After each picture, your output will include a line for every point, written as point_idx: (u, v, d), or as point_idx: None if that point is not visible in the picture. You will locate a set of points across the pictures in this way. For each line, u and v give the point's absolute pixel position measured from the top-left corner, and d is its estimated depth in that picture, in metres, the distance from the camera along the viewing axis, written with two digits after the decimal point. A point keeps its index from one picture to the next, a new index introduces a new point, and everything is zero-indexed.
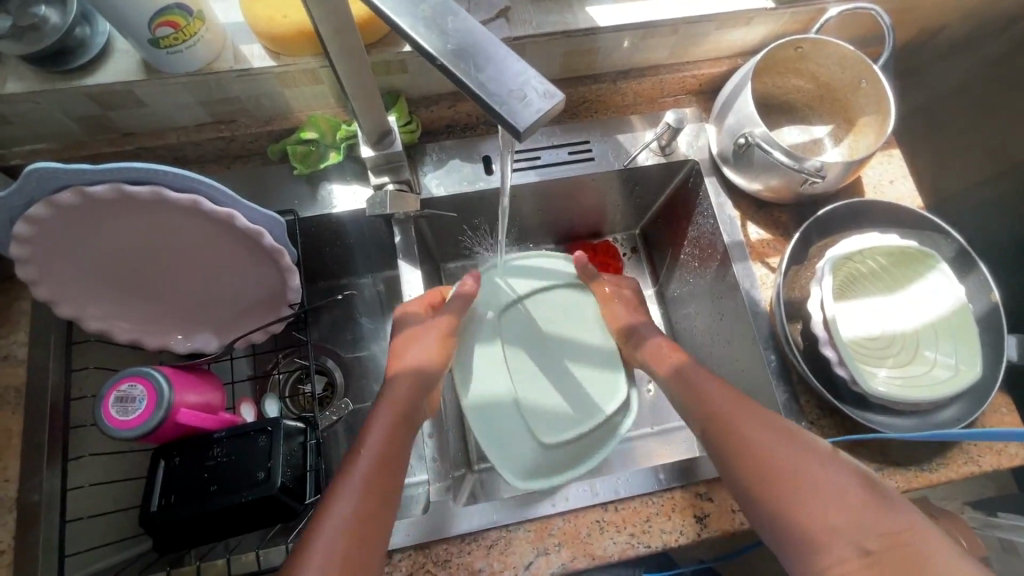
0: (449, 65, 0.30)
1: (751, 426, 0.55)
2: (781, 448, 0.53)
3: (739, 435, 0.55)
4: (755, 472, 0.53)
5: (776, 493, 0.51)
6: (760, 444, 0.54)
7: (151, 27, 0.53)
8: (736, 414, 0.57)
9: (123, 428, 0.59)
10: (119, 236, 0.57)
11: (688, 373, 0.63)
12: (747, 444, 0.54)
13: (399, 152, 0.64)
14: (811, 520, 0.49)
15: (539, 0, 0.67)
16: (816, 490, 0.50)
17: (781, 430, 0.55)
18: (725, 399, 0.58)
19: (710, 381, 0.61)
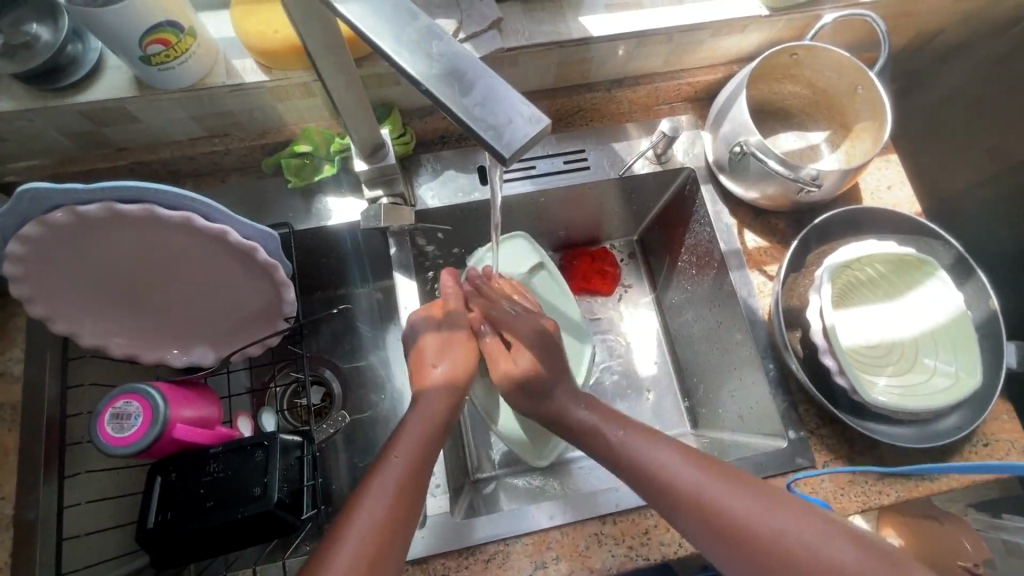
0: (434, 91, 0.30)
1: (711, 492, 0.52)
2: (748, 513, 0.50)
3: (700, 503, 0.52)
4: (723, 540, 0.50)
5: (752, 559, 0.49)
6: (724, 510, 0.51)
7: (143, 45, 0.53)
8: (689, 478, 0.53)
9: (118, 445, 0.58)
10: (112, 253, 0.57)
11: (619, 442, 0.59)
12: (709, 511, 0.51)
13: (393, 165, 0.64)
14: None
15: (532, 10, 0.66)
16: (801, 553, 0.47)
17: (749, 491, 0.52)
18: (677, 464, 0.55)
19: (635, 435, 0.59)
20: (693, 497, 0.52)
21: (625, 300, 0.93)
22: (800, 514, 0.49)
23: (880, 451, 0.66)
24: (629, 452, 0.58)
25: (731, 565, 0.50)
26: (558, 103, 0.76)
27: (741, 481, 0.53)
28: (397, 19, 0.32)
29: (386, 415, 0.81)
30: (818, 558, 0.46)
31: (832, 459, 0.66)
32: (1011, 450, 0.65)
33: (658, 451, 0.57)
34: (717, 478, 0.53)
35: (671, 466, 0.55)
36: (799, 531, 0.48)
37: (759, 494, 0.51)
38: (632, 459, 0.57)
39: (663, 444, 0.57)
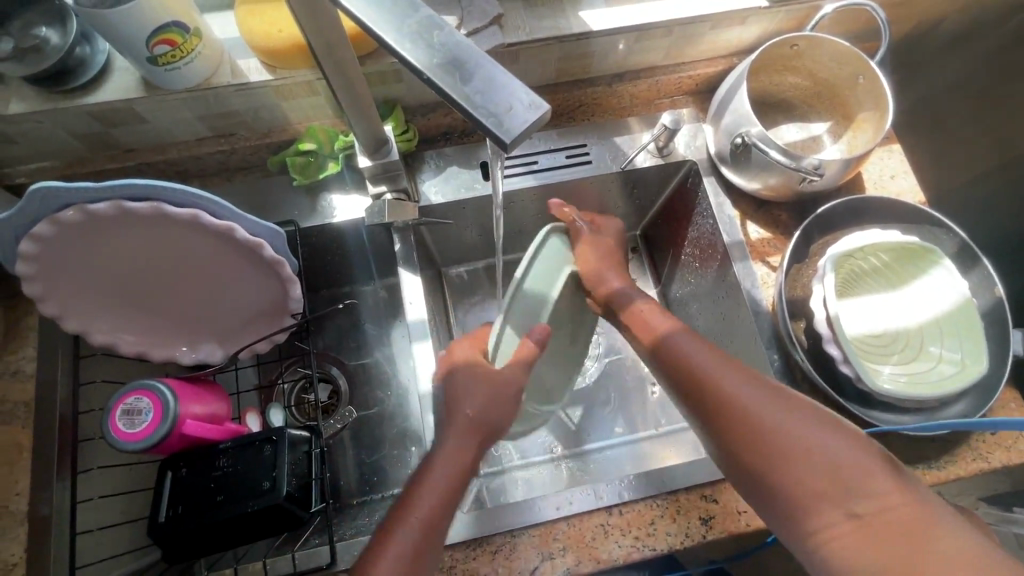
0: (435, 78, 0.31)
1: (740, 392, 0.52)
2: (771, 414, 0.51)
3: (726, 402, 0.52)
4: (739, 437, 0.51)
5: (765, 456, 0.50)
6: (747, 410, 0.51)
7: (149, 46, 0.54)
8: (722, 375, 0.54)
9: (129, 441, 0.59)
10: (122, 251, 0.58)
11: (667, 328, 0.59)
12: (732, 408, 0.52)
13: (396, 161, 0.64)
14: (801, 484, 0.48)
15: (532, 6, 0.67)
16: (815, 458, 0.48)
17: (773, 392, 0.52)
18: (714, 359, 0.55)
19: (685, 337, 0.58)
20: (721, 396, 0.53)
21: None
22: (821, 421, 0.50)
23: (887, 440, 0.66)
24: (672, 350, 0.58)
25: (742, 463, 0.51)
26: (559, 98, 0.76)
27: (768, 381, 0.53)
28: (398, 10, 0.32)
29: (392, 411, 0.81)
30: (825, 457, 0.48)
31: None
32: (1018, 439, 0.65)
33: (695, 351, 0.56)
34: (748, 378, 0.53)
35: (704, 359, 0.55)
36: (817, 436, 0.49)
37: (786, 398, 0.52)
38: (670, 353, 0.57)
39: (701, 343, 0.57)
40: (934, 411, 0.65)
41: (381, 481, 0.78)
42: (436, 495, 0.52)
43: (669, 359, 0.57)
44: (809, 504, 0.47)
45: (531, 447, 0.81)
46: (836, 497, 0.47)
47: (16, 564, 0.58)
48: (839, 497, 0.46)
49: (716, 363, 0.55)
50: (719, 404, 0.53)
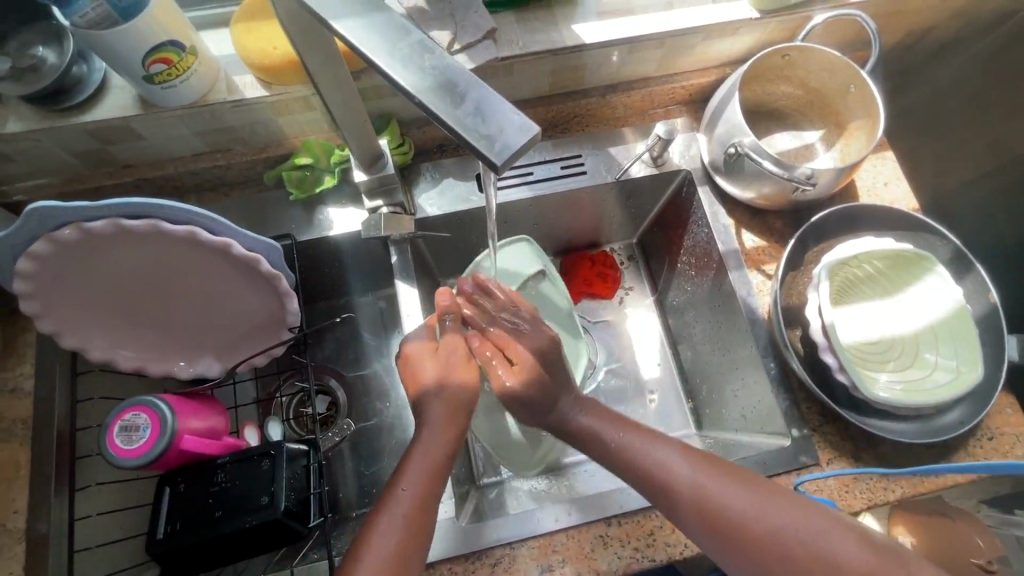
0: (427, 101, 0.31)
1: (721, 492, 0.52)
2: (755, 512, 0.51)
3: (707, 508, 0.52)
4: (726, 540, 0.51)
5: (753, 556, 0.50)
6: (731, 511, 0.51)
7: (145, 65, 0.54)
8: (700, 476, 0.54)
9: (127, 457, 0.59)
10: (119, 268, 0.58)
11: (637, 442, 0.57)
12: (731, 529, 0.51)
13: (392, 175, 0.65)
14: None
15: (526, 19, 0.67)
16: (804, 552, 0.48)
17: (763, 499, 0.52)
18: (695, 475, 0.54)
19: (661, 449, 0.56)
20: (700, 499, 0.52)
21: (627, 302, 0.94)
22: (801, 511, 0.50)
23: (884, 447, 0.66)
24: (627, 452, 0.57)
25: (733, 561, 0.51)
26: (553, 109, 0.77)
27: (755, 485, 0.53)
28: (389, 35, 0.33)
29: (390, 423, 0.81)
30: (831, 561, 0.48)
31: (836, 456, 0.66)
32: (1016, 444, 0.65)
33: (661, 452, 0.56)
34: (725, 475, 0.53)
35: (687, 474, 0.54)
36: (800, 529, 0.49)
37: (775, 497, 0.52)
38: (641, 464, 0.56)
39: (667, 443, 0.57)
40: (930, 417, 0.65)
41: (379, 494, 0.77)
42: (394, 531, 0.50)
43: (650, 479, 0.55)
44: None
45: None
46: None
47: None
48: None
49: (703, 475, 0.54)
50: (716, 526, 0.51)
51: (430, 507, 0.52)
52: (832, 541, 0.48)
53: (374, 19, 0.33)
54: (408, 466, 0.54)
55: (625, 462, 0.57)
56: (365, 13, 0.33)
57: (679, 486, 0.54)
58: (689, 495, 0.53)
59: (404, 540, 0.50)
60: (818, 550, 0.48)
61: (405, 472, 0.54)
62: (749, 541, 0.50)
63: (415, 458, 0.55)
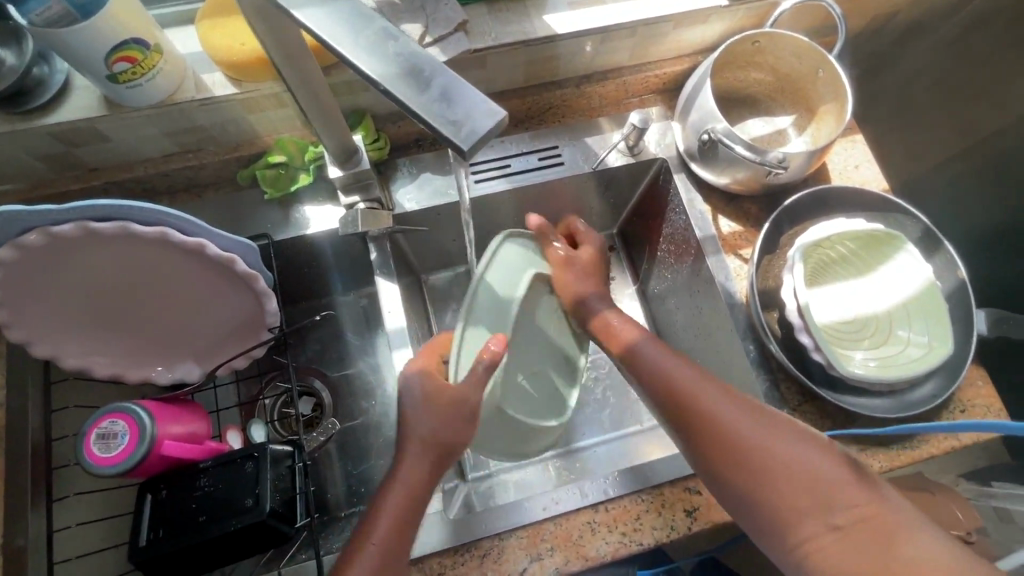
0: (391, 88, 0.31)
1: (726, 412, 0.54)
2: (754, 431, 0.53)
3: (712, 422, 0.54)
4: (724, 453, 0.53)
5: (747, 469, 0.52)
6: (733, 428, 0.53)
7: (108, 64, 0.53)
8: (711, 393, 0.56)
9: (105, 466, 0.58)
10: (89, 273, 0.57)
11: (656, 354, 0.61)
12: (718, 427, 0.54)
13: (367, 170, 0.64)
14: (784, 494, 0.50)
15: (497, 10, 0.67)
16: (795, 470, 0.50)
17: (756, 411, 0.54)
18: (699, 381, 0.57)
19: (675, 360, 0.60)
20: (707, 414, 0.55)
21: (609, 292, 0.94)
22: (797, 436, 0.52)
23: (862, 424, 0.67)
24: (649, 368, 0.60)
25: (727, 478, 0.53)
26: (529, 101, 0.77)
27: (752, 400, 0.56)
28: (351, 21, 0.33)
29: (376, 421, 0.81)
30: (807, 468, 0.50)
31: (816, 434, 0.67)
32: (987, 415, 0.67)
33: (677, 372, 0.58)
34: (732, 399, 0.55)
35: (692, 379, 0.57)
36: (797, 450, 0.51)
37: (769, 414, 0.54)
38: (657, 369, 0.59)
39: (681, 366, 0.59)
40: (903, 392, 0.67)
41: (368, 492, 0.77)
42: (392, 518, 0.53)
43: (658, 382, 0.59)
44: (793, 515, 0.49)
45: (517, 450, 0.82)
46: (818, 508, 0.48)
47: None
48: (821, 510, 0.48)
49: (705, 382, 0.57)
50: (706, 424, 0.54)
51: (423, 496, 0.55)
52: (825, 465, 0.50)
53: (334, 6, 0.33)
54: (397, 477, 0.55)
55: (648, 379, 0.60)
56: (326, 2, 0.33)
57: (681, 387, 0.57)
58: (688, 396, 0.56)
59: (399, 526, 0.53)
60: (804, 464, 0.50)
61: (394, 482, 0.55)
62: (748, 455, 0.52)
63: (407, 468, 0.56)
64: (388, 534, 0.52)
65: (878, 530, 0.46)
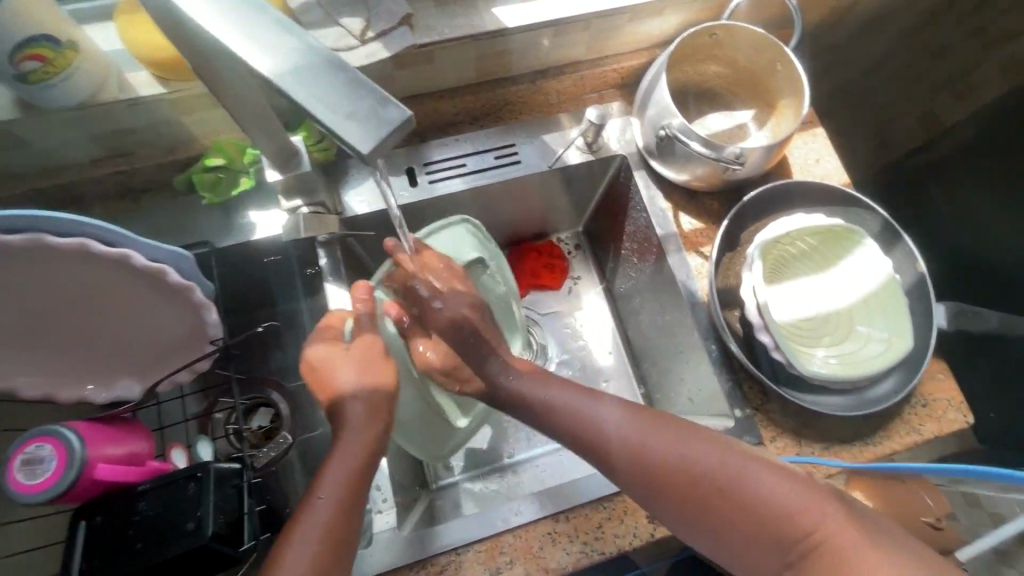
0: (285, 85, 0.28)
1: (668, 455, 0.50)
2: (705, 468, 0.48)
3: (658, 472, 0.49)
4: (679, 500, 0.49)
5: (705, 511, 0.48)
6: (682, 473, 0.49)
7: (15, 62, 0.49)
8: (649, 437, 0.51)
9: (30, 493, 0.54)
10: (4, 287, 0.53)
11: (571, 402, 0.55)
12: (662, 478, 0.49)
13: (309, 172, 0.61)
14: (748, 531, 0.47)
15: (443, 4, 0.64)
16: (750, 505, 0.46)
17: (694, 446, 0.50)
18: (623, 429, 0.52)
19: (595, 406, 0.54)
20: (651, 462, 0.50)
21: (576, 292, 0.92)
22: (744, 459, 0.48)
23: (826, 422, 0.66)
24: (569, 416, 0.54)
25: (689, 519, 0.49)
26: (483, 98, 0.75)
27: (685, 432, 0.51)
28: (249, 19, 0.31)
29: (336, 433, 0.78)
30: (761, 502, 0.46)
31: (779, 434, 0.66)
32: (948, 409, 0.67)
33: (606, 419, 0.53)
34: (675, 434, 0.51)
35: (618, 429, 0.52)
36: (750, 482, 0.47)
37: (708, 443, 0.50)
38: (577, 423, 0.53)
39: (608, 410, 0.53)
40: (865, 389, 0.66)
41: None
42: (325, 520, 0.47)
43: (582, 436, 0.53)
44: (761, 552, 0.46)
45: (482, 457, 0.80)
46: (781, 544, 0.45)
47: None
48: (784, 546, 0.45)
49: (634, 428, 0.52)
50: (646, 479, 0.50)
51: (359, 496, 0.49)
52: (778, 492, 0.46)
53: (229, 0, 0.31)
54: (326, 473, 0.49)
55: (575, 430, 0.54)
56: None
57: (609, 442, 0.52)
58: (619, 453, 0.51)
59: (334, 532, 0.47)
60: (756, 499, 0.46)
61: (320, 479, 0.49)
62: (701, 497, 0.48)
63: (337, 458, 0.50)
64: (321, 538, 0.46)
65: (841, 555, 0.43)
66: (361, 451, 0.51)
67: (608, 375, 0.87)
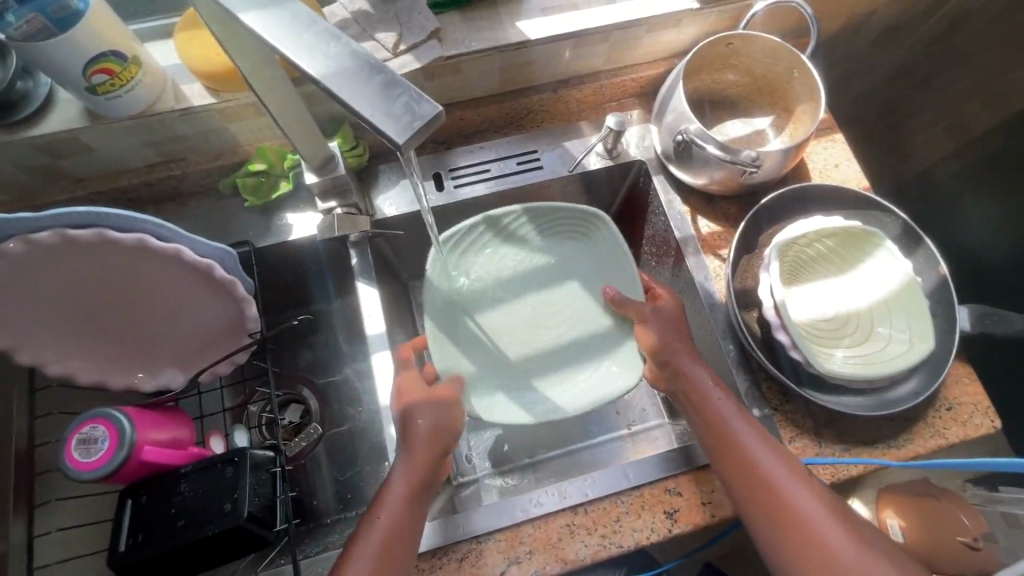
0: (331, 85, 0.32)
1: (801, 499, 0.53)
2: (795, 490, 0.53)
3: (764, 481, 0.54)
4: (759, 500, 0.54)
5: (806, 558, 0.51)
6: (788, 497, 0.53)
7: (86, 75, 0.55)
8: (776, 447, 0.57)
9: (84, 470, 0.59)
10: (69, 281, 0.58)
11: (732, 423, 0.58)
12: (791, 516, 0.52)
13: (344, 175, 0.65)
14: (793, 542, 0.52)
15: (470, 19, 0.69)
16: (825, 546, 0.51)
17: (828, 506, 0.53)
18: (777, 461, 0.55)
19: (752, 436, 0.57)
20: (763, 466, 0.55)
21: None
22: (847, 524, 0.52)
23: (844, 423, 0.67)
24: (717, 409, 0.59)
25: (753, 514, 0.54)
26: (506, 107, 0.78)
27: (825, 492, 0.54)
28: (297, 27, 0.34)
29: (363, 427, 0.81)
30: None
31: (798, 433, 0.66)
32: (974, 413, 0.66)
33: (745, 426, 0.57)
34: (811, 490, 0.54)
35: (770, 462, 0.55)
36: (822, 519, 0.52)
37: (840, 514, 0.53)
38: (729, 439, 0.57)
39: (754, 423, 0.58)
40: (884, 390, 0.66)
41: (356, 499, 0.77)
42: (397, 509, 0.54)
43: (732, 454, 0.56)
44: None
45: (504, 454, 0.81)
46: None
47: None
48: None
49: (783, 466, 0.55)
50: (772, 510, 0.53)
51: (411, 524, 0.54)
52: (855, 552, 0.50)
53: (280, 13, 0.35)
54: (385, 500, 0.55)
55: (721, 443, 0.57)
56: (272, 6, 0.35)
57: (755, 465, 0.55)
58: (761, 478, 0.54)
59: (406, 505, 0.55)
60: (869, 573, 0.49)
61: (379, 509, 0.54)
62: (789, 519, 0.52)
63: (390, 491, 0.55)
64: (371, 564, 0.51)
65: None
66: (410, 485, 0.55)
67: None
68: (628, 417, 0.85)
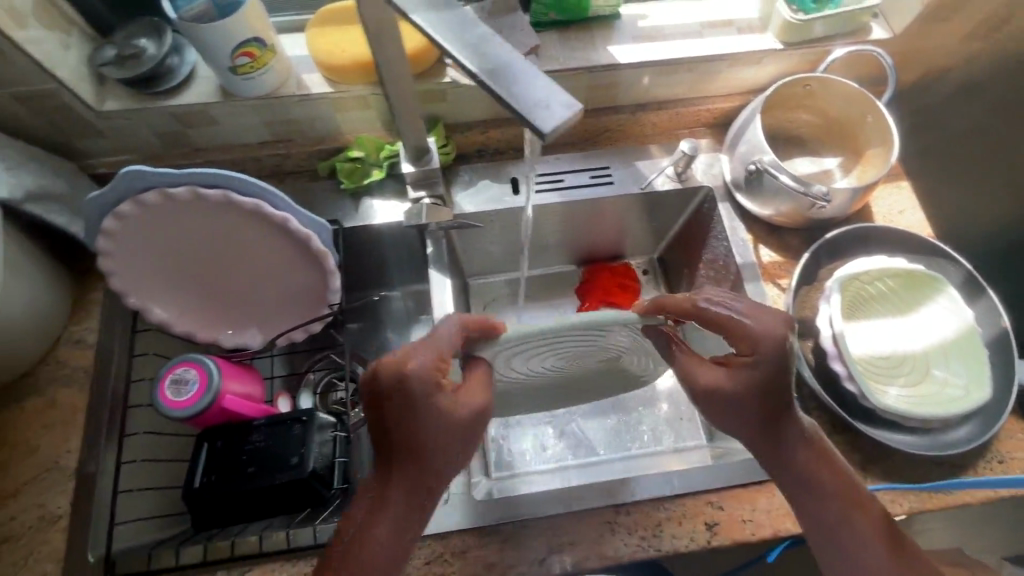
0: (484, 79, 0.37)
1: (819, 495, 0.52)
2: (821, 490, 0.52)
3: (790, 474, 0.53)
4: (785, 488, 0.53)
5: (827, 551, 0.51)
6: (811, 491, 0.52)
7: (231, 57, 0.62)
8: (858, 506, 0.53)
9: (174, 407, 0.66)
10: (186, 236, 0.66)
11: (753, 419, 0.54)
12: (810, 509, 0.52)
13: (436, 169, 0.71)
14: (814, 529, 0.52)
15: (566, 39, 0.74)
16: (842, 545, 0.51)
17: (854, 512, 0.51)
18: (804, 459, 0.53)
19: (775, 436, 0.54)
20: (790, 474, 0.53)
21: None
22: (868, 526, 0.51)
23: (892, 461, 0.67)
24: (740, 404, 0.54)
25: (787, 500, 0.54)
26: (586, 123, 0.83)
27: (852, 493, 0.53)
28: (460, 30, 0.40)
29: None
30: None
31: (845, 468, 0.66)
32: None
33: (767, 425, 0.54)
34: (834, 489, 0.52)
35: (795, 457, 0.53)
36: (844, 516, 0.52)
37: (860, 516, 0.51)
38: (749, 433, 0.55)
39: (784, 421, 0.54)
40: (936, 432, 0.67)
41: None
42: (400, 506, 0.48)
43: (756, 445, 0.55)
44: None
45: (534, 455, 0.88)
46: None
47: (60, 516, 0.63)
48: None
49: (808, 463, 0.53)
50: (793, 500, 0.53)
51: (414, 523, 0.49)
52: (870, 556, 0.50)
53: (445, 16, 0.40)
54: (386, 506, 0.48)
55: (743, 434, 0.55)
56: (438, 10, 0.41)
57: (783, 460, 0.53)
58: (788, 473, 0.53)
59: (408, 504, 0.48)
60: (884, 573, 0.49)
61: (381, 510, 0.48)
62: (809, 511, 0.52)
63: (396, 490, 0.49)
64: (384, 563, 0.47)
65: None
66: (418, 486, 0.49)
67: (651, 401, 0.93)
68: (651, 440, 0.90)
